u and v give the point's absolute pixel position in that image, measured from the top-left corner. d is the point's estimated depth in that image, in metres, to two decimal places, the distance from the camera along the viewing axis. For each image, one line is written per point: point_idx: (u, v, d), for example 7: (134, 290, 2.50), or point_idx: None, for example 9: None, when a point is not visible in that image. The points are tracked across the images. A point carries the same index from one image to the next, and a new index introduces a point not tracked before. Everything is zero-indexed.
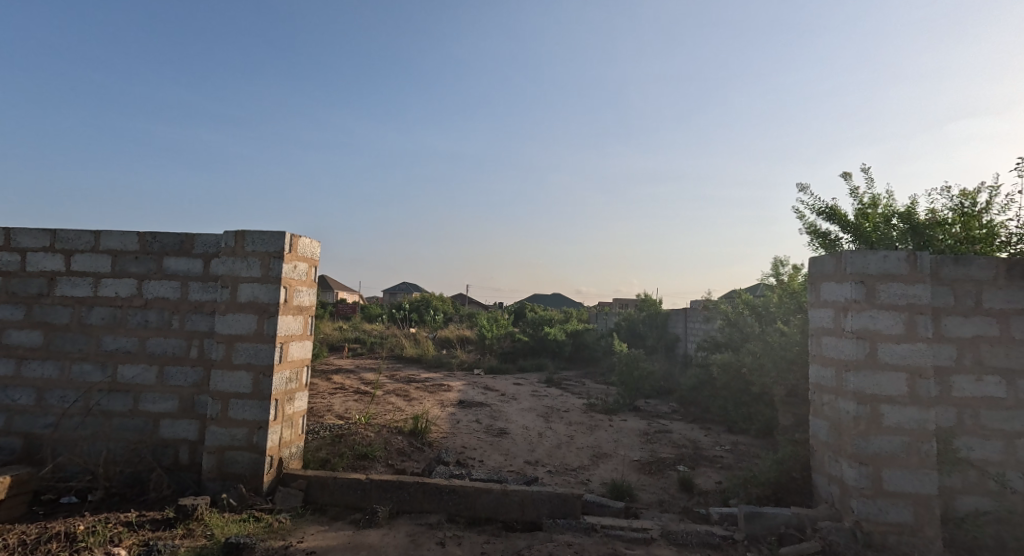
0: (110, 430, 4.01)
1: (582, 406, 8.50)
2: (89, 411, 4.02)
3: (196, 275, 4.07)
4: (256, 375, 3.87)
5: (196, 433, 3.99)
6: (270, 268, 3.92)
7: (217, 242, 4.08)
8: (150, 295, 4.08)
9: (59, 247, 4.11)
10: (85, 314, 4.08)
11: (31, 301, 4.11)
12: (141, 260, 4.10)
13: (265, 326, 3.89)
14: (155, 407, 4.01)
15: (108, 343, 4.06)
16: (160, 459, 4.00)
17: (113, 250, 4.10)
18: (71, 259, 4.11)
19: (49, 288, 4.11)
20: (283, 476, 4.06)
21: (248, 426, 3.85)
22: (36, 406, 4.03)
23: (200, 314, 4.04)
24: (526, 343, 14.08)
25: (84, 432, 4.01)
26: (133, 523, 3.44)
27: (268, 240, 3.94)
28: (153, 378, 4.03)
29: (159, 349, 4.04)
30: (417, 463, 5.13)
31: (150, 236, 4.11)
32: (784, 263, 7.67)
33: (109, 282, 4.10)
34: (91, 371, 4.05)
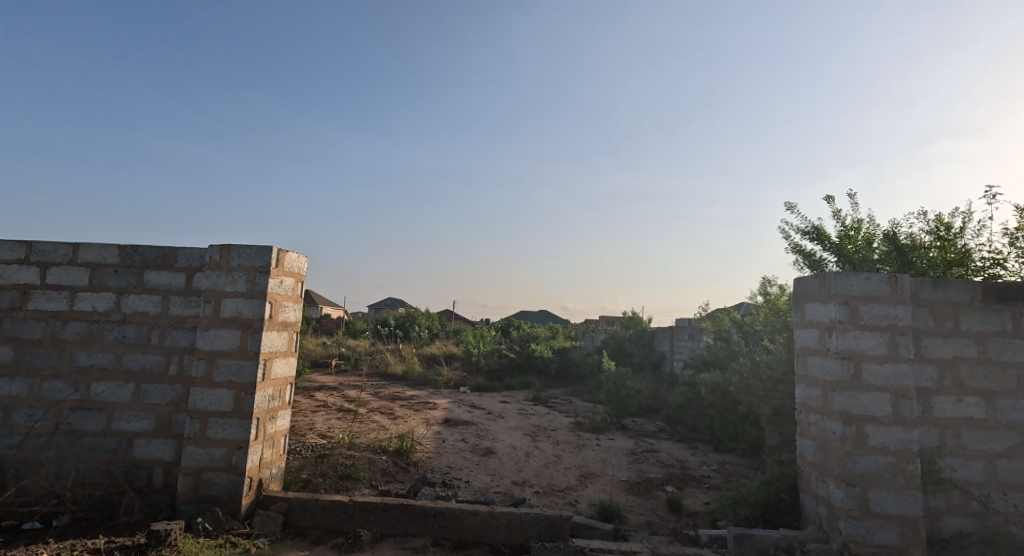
0: (81, 449, 3.86)
1: (569, 424, 8.41)
2: (59, 430, 3.87)
3: (178, 290, 3.97)
4: (237, 393, 3.76)
5: (172, 453, 3.85)
6: (255, 284, 3.83)
7: (200, 255, 3.99)
8: (129, 310, 3.96)
9: (35, 260, 3.99)
10: (60, 329, 3.95)
11: (2, 315, 3.97)
12: (120, 274, 3.99)
13: (247, 342, 3.79)
14: (130, 425, 3.87)
15: (83, 359, 3.93)
16: (132, 481, 3.85)
17: (92, 263, 3.99)
18: (47, 272, 3.99)
19: (22, 302, 3.97)
20: (262, 498, 3.93)
21: (226, 446, 3.73)
22: (2, 423, 3.87)
23: (181, 330, 3.94)
24: (513, 360, 13.98)
25: (52, 452, 3.85)
26: (103, 550, 3.28)
27: (254, 254, 3.86)
28: (128, 395, 3.90)
29: (136, 366, 3.91)
30: (401, 484, 5.02)
31: (131, 250, 4.01)
32: (772, 283, 7.69)
33: (86, 295, 3.97)
34: (63, 389, 3.90)
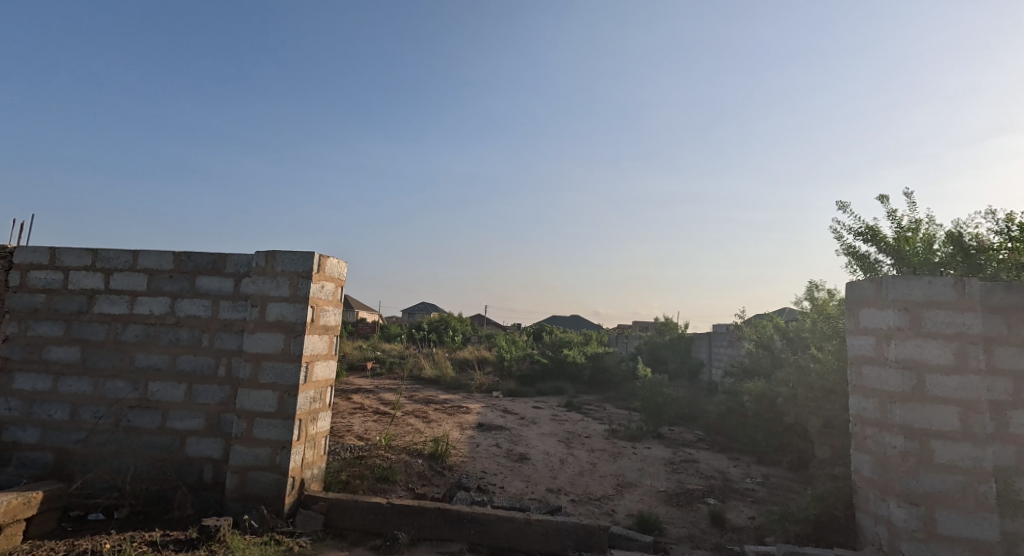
0: (138, 446, 4.05)
1: (604, 432, 8.33)
2: (119, 427, 4.07)
3: (227, 294, 4.13)
4: (280, 395, 3.88)
5: (220, 451, 4.00)
6: (298, 288, 3.95)
7: (247, 261, 4.14)
8: (183, 313, 4.14)
9: (99, 266, 4.21)
10: (121, 331, 4.16)
11: (70, 318, 4.20)
12: (175, 279, 4.18)
13: (290, 345, 3.91)
14: (182, 424, 4.04)
15: (141, 360, 4.12)
16: (184, 478, 4.00)
17: (149, 269, 4.19)
18: (110, 277, 4.20)
19: (88, 306, 4.20)
20: (304, 497, 4.04)
21: (271, 446, 3.85)
22: (69, 419, 4.09)
23: (229, 333, 4.09)
24: (544, 366, 13.93)
25: (113, 448, 4.05)
26: (158, 542, 3.43)
27: (297, 260, 3.99)
28: (180, 395, 4.07)
29: (189, 367, 4.08)
30: (437, 487, 5.07)
31: (184, 256, 4.19)
32: (819, 287, 7.47)
33: (145, 300, 4.17)
34: (123, 388, 4.10)
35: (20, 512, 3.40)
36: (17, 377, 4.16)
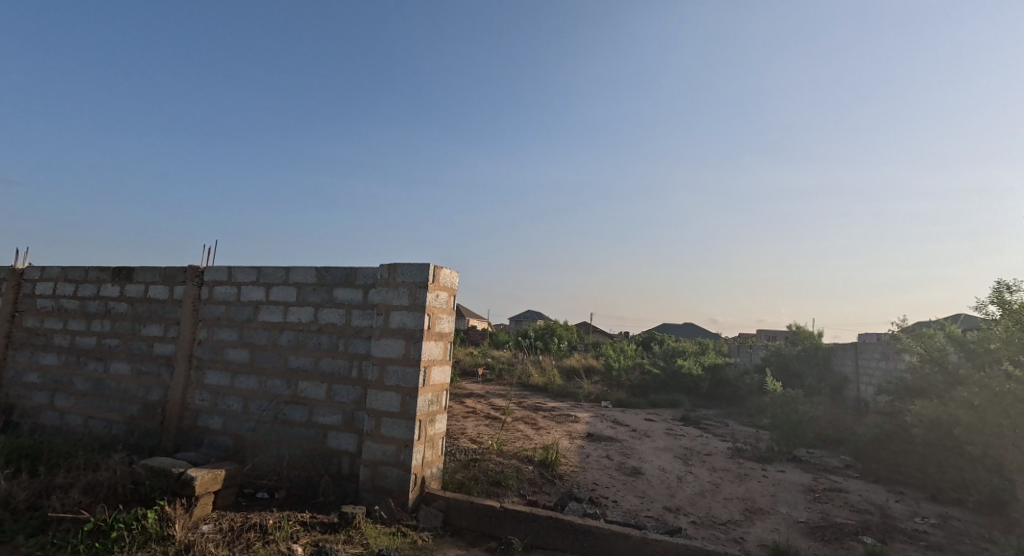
0: (291, 437, 4.63)
1: (727, 450, 8.03)
2: (277, 419, 4.68)
3: (357, 304, 4.60)
4: (403, 396, 4.25)
5: (355, 445, 4.45)
6: (416, 297, 4.31)
7: (374, 274, 4.58)
8: (324, 321, 4.68)
9: (262, 280, 4.89)
10: (278, 337, 4.79)
11: (241, 325, 4.91)
12: (317, 290, 4.74)
13: (410, 350, 4.27)
14: (325, 419, 4.56)
15: (293, 362, 4.72)
16: (327, 467, 4.51)
17: (298, 282, 4.79)
18: (270, 290, 4.86)
19: (254, 315, 4.89)
20: (425, 494, 4.39)
21: (395, 444, 4.23)
22: (241, 411, 4.79)
23: (359, 338, 4.55)
24: (657, 377, 13.65)
25: (273, 437, 4.67)
26: (307, 523, 3.90)
27: (414, 271, 4.36)
28: (323, 393, 4.59)
29: (329, 369, 4.60)
30: (547, 496, 5.23)
31: (324, 270, 4.74)
32: (1009, 288, 6.67)
33: (295, 309, 4.77)
34: (279, 386, 4.72)
35: (209, 486, 3.89)
36: (207, 374, 4.95)
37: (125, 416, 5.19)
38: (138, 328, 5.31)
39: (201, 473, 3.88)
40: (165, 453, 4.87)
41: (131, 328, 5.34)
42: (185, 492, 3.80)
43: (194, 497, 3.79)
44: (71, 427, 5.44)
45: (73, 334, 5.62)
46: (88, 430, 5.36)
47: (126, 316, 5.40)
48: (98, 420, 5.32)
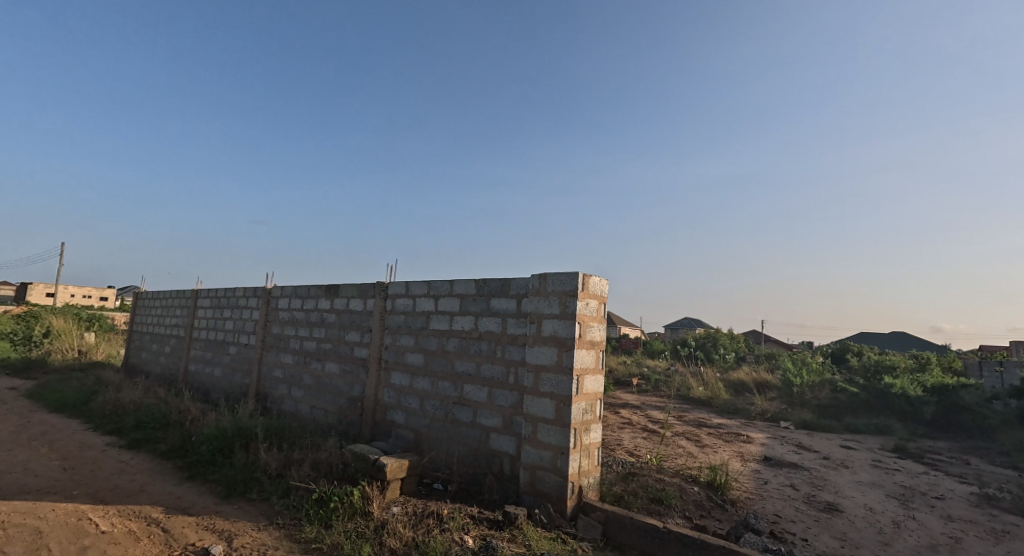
0: (459, 435, 5.07)
1: (967, 495, 6.76)
2: (447, 418, 5.16)
3: (512, 313, 4.90)
4: (557, 404, 4.42)
5: (514, 448, 4.72)
6: (566, 306, 4.48)
7: (526, 284, 4.85)
8: (484, 329, 5.06)
9: (432, 293, 5.48)
10: (446, 343, 5.29)
11: (416, 332, 5.52)
12: (477, 301, 5.15)
13: (563, 358, 4.43)
14: (487, 421, 4.92)
15: (459, 367, 5.17)
16: (490, 467, 4.85)
17: (461, 294, 5.26)
18: (438, 301, 5.41)
19: (426, 323, 5.47)
20: (583, 504, 4.49)
21: (552, 450, 4.41)
22: (419, 409, 5.37)
23: (515, 346, 4.83)
24: (860, 401, 12.12)
25: (444, 434, 5.17)
26: (476, 517, 4.23)
27: (564, 280, 4.53)
28: (484, 396, 4.97)
29: (489, 374, 4.96)
30: (717, 522, 4.93)
31: (482, 282, 5.14)
32: None
33: (459, 318, 5.24)
34: (448, 388, 5.21)
35: (397, 473, 4.41)
36: (392, 374, 5.64)
37: (335, 407, 6.10)
38: (343, 334, 6.20)
39: (391, 461, 4.41)
40: (365, 441, 5.66)
41: (337, 334, 6.27)
42: (380, 477, 4.36)
43: (387, 482, 4.33)
44: (304, 413, 6.46)
45: (301, 340, 6.72)
46: (315, 417, 6.33)
47: (334, 324, 6.33)
48: (319, 409, 6.29)
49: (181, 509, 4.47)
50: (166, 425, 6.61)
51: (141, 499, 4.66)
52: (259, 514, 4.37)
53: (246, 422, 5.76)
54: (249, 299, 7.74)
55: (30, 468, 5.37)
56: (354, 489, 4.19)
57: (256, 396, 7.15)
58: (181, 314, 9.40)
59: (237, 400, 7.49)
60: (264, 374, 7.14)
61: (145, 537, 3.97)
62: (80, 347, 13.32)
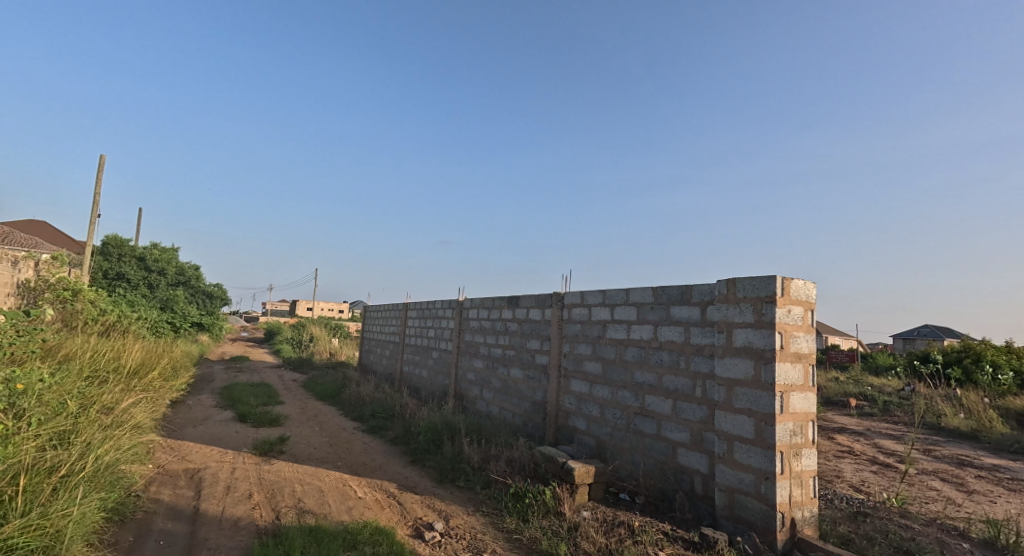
0: (645, 447, 5.01)
1: None
2: (630, 428, 5.17)
3: (695, 322, 4.74)
4: (757, 422, 4.08)
5: (706, 466, 4.51)
6: (762, 314, 4.12)
7: (710, 290, 4.64)
8: (664, 338, 4.98)
9: (608, 301, 5.56)
10: (625, 352, 5.31)
11: (595, 340, 5.62)
12: (655, 309, 5.09)
13: (761, 372, 4.08)
14: (673, 435, 4.78)
15: (639, 376, 5.15)
16: (679, 483, 4.69)
17: (638, 302, 5.25)
18: (615, 310, 5.48)
19: (603, 332, 5.54)
20: (798, 540, 3.98)
21: (754, 473, 4.06)
22: (600, 416, 5.46)
23: (701, 356, 4.65)
24: None
25: (628, 445, 5.16)
26: (670, 534, 4.07)
27: (758, 285, 4.18)
28: (667, 409, 4.87)
29: (672, 385, 4.86)
30: None
31: (660, 290, 5.06)
32: None
33: (637, 327, 5.23)
34: (628, 397, 5.22)
35: (585, 479, 4.52)
36: (572, 381, 5.81)
37: (521, 410, 6.46)
38: (525, 342, 6.55)
39: (579, 466, 4.55)
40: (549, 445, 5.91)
41: (520, 342, 6.64)
42: (569, 479, 4.53)
43: (576, 485, 4.48)
44: (495, 414, 6.93)
45: (489, 347, 7.23)
46: (504, 418, 6.76)
47: (517, 332, 6.72)
48: (507, 411, 6.70)
49: (410, 487, 5.12)
50: (393, 416, 7.68)
51: (381, 476, 5.42)
52: (467, 500, 4.81)
53: (453, 417, 6.46)
54: (445, 310, 8.60)
55: (307, 441, 6.56)
56: (545, 488, 4.46)
57: (453, 396, 7.90)
58: (395, 324, 10.78)
59: (440, 399, 8.35)
60: (459, 377, 7.85)
61: (386, 508, 4.61)
62: (325, 351, 16.03)
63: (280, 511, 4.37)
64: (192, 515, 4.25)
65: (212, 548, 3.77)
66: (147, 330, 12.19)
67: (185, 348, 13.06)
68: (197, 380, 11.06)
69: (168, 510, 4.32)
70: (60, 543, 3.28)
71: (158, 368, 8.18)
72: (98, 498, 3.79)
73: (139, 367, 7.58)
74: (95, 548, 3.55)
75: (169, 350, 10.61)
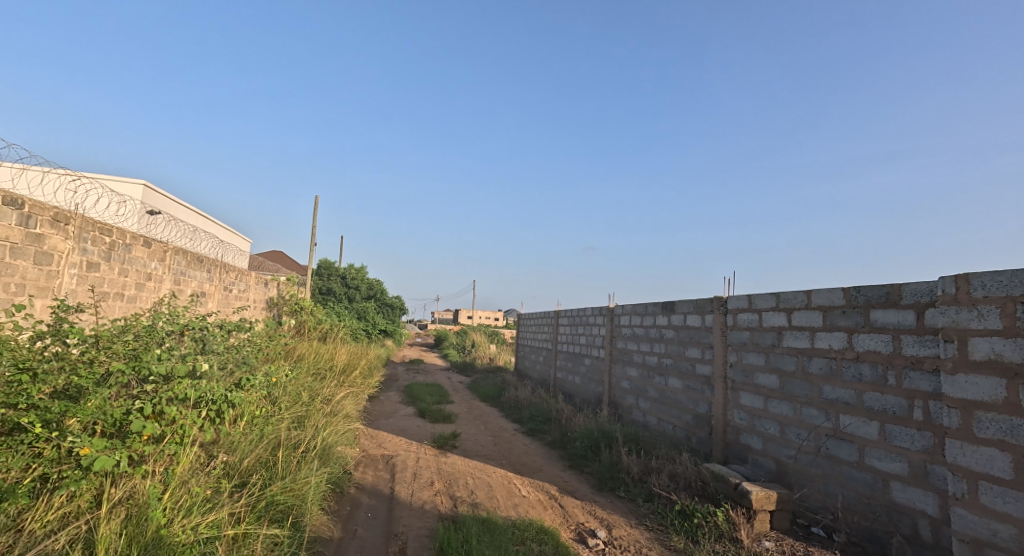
0: (842, 476, 4.09)
1: None
2: (820, 452, 4.28)
3: (909, 328, 3.75)
4: (1018, 458, 3.08)
5: (937, 508, 3.50)
6: (1016, 319, 3.12)
7: (929, 289, 3.66)
8: (861, 348, 4.06)
9: (783, 306, 4.80)
10: (807, 364, 4.49)
11: (767, 350, 4.91)
12: (848, 314, 4.19)
13: (1019, 394, 3.10)
14: (883, 464, 3.83)
15: (829, 393, 4.28)
16: (897, 525, 3.70)
17: (823, 305, 4.40)
18: (792, 315, 4.69)
19: (778, 340, 4.80)
20: None
21: (1015, 524, 3.05)
22: (779, 436, 4.66)
23: (920, 371, 3.67)
24: None
25: (818, 470, 4.27)
26: None
27: (1004, 282, 3.18)
28: (875, 433, 3.90)
29: (878, 405, 3.90)
30: None
31: (854, 291, 4.17)
32: None
33: (823, 335, 4.37)
34: (817, 416, 4.34)
35: (765, 504, 4.10)
36: (741, 395, 5.14)
37: (681, 423, 5.99)
38: (683, 350, 6.15)
39: (756, 489, 4.16)
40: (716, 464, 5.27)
41: (677, 350, 6.27)
42: (745, 503, 4.18)
43: (753, 510, 4.09)
44: (652, 425, 6.63)
45: (644, 355, 7.03)
46: (662, 430, 6.40)
47: (673, 340, 6.38)
48: (666, 422, 6.33)
49: (570, 491, 5.18)
50: (550, 420, 7.81)
51: (542, 476, 5.56)
52: (629, 511, 4.74)
53: (608, 426, 6.41)
54: (595, 317, 8.63)
55: (475, 439, 6.95)
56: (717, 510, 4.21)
57: (609, 404, 7.79)
58: (548, 331, 10.99)
59: (594, 406, 8.31)
60: (614, 385, 7.74)
61: (548, 508, 4.72)
62: (488, 356, 16.90)
63: (457, 500, 4.69)
64: (390, 494, 4.76)
65: (405, 525, 4.17)
66: (349, 334, 14.01)
67: (377, 350, 14.72)
68: (387, 379, 12.41)
69: (371, 488, 4.88)
70: (304, 505, 3.90)
71: (361, 367, 9.37)
72: (325, 471, 4.46)
73: (346, 367, 8.75)
74: (325, 512, 4.17)
75: (367, 352, 12.07)
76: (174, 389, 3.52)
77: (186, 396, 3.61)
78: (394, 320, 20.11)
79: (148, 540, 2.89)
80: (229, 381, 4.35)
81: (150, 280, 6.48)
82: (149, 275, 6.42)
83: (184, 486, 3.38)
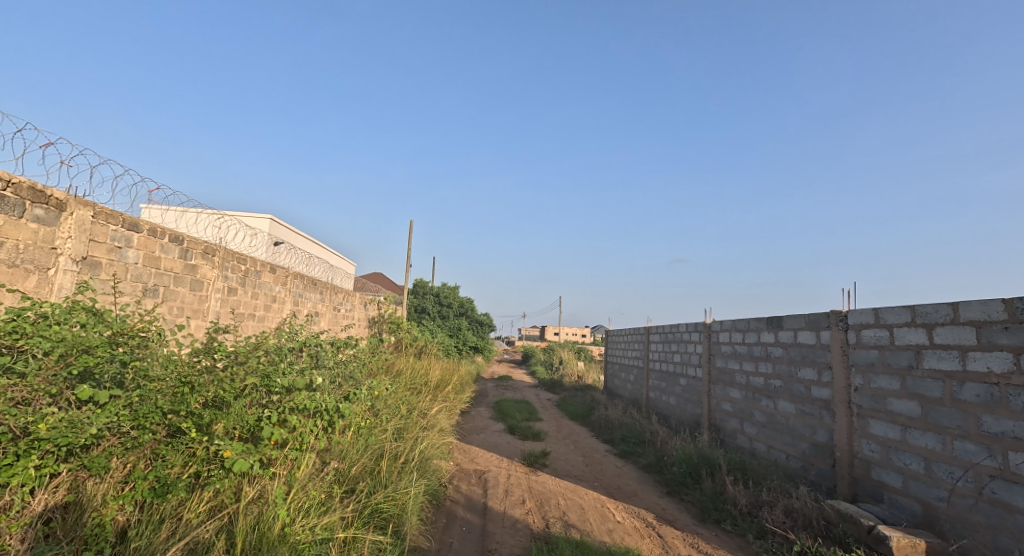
0: (1016, 528, 3.59)
1: None
2: (983, 496, 3.79)
3: None
4: None
5: None
6: None
7: None
8: None
9: (920, 321, 4.33)
10: (958, 389, 4.02)
11: (903, 372, 4.43)
12: (1012, 330, 3.70)
13: None
14: None
15: (991, 425, 3.79)
16: None
17: (975, 321, 3.93)
18: (934, 332, 4.22)
19: (917, 361, 4.32)
20: None
21: None
22: (925, 474, 4.18)
23: None
24: None
25: (982, 518, 3.77)
26: None
27: None
28: None
29: None
30: None
31: (1018, 303, 3.69)
32: None
33: (978, 355, 3.89)
34: (976, 452, 3.85)
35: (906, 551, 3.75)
36: (871, 423, 4.67)
37: (796, 452, 5.56)
38: (795, 371, 5.73)
39: (896, 534, 3.81)
40: (845, 500, 4.83)
41: (788, 370, 5.84)
42: (882, 550, 3.83)
43: None
44: (761, 452, 6.23)
45: (748, 375, 6.63)
46: (773, 458, 5.98)
47: (782, 359, 5.96)
48: (777, 450, 5.90)
49: (668, 520, 4.94)
50: (644, 442, 7.53)
51: (637, 502, 5.36)
52: (737, 548, 4.42)
53: (709, 451, 6.08)
54: (691, 333, 8.26)
55: (565, 459, 6.85)
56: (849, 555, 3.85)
57: (708, 427, 7.41)
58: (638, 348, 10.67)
59: (691, 429, 7.94)
60: (714, 407, 7.36)
61: (646, 537, 4.52)
62: (575, 373, 16.73)
63: (550, 520, 4.61)
64: (483, 509, 4.78)
65: (499, 542, 4.15)
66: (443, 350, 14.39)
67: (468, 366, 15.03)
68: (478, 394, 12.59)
69: (467, 502, 4.92)
70: (404, 515, 3.99)
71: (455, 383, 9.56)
72: (423, 482, 4.56)
73: (442, 383, 8.97)
74: (423, 523, 4.25)
75: (460, 368, 12.33)
76: (296, 399, 3.77)
77: (305, 407, 3.83)
78: (484, 336, 20.55)
79: (274, 537, 3.06)
80: (339, 393, 4.56)
81: (275, 301, 6.99)
82: (274, 297, 6.93)
83: (304, 488, 3.59)
